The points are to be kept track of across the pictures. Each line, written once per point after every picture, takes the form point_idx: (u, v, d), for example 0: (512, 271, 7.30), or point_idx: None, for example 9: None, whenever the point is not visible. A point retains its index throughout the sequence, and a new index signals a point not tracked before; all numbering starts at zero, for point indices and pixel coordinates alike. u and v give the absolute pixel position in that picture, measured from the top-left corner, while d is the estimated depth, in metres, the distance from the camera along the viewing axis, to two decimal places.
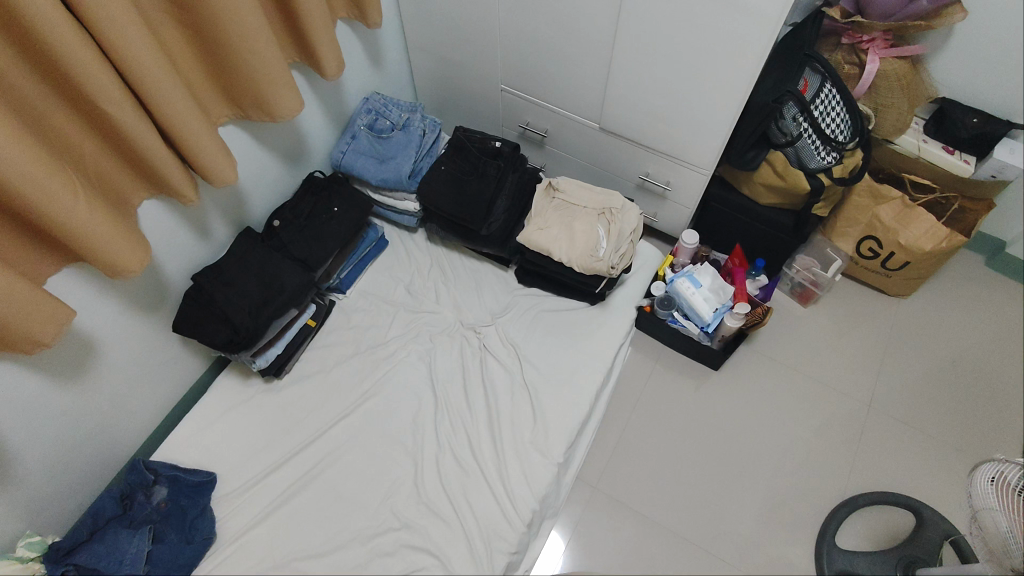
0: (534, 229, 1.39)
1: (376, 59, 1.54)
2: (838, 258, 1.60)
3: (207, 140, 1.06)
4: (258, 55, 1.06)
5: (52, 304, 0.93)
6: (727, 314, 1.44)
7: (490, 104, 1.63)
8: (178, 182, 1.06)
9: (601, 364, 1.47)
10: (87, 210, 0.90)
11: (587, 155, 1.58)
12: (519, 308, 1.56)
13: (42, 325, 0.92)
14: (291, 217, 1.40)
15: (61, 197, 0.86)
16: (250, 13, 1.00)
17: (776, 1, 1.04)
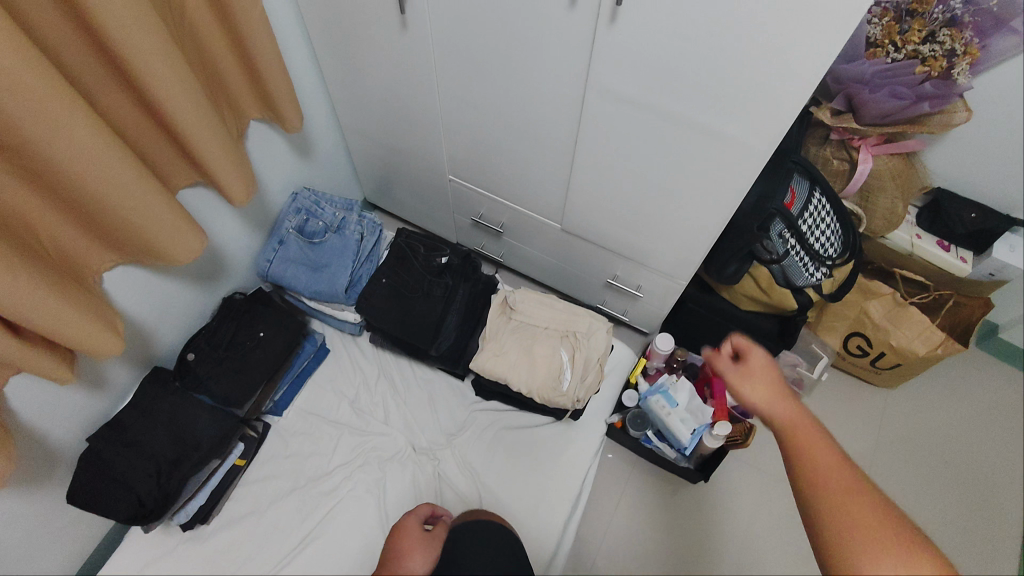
0: (489, 355, 1.22)
1: (304, 151, 1.34)
2: (823, 356, 1.47)
3: (77, 319, 0.86)
4: (134, 204, 0.88)
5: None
6: (705, 436, 1.30)
7: (440, 192, 1.44)
8: (46, 369, 0.86)
9: (568, 493, 1.33)
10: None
11: (549, 252, 1.41)
12: (477, 426, 1.40)
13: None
14: (207, 349, 1.21)
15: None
16: (111, 164, 0.82)
17: (764, 137, 0.88)
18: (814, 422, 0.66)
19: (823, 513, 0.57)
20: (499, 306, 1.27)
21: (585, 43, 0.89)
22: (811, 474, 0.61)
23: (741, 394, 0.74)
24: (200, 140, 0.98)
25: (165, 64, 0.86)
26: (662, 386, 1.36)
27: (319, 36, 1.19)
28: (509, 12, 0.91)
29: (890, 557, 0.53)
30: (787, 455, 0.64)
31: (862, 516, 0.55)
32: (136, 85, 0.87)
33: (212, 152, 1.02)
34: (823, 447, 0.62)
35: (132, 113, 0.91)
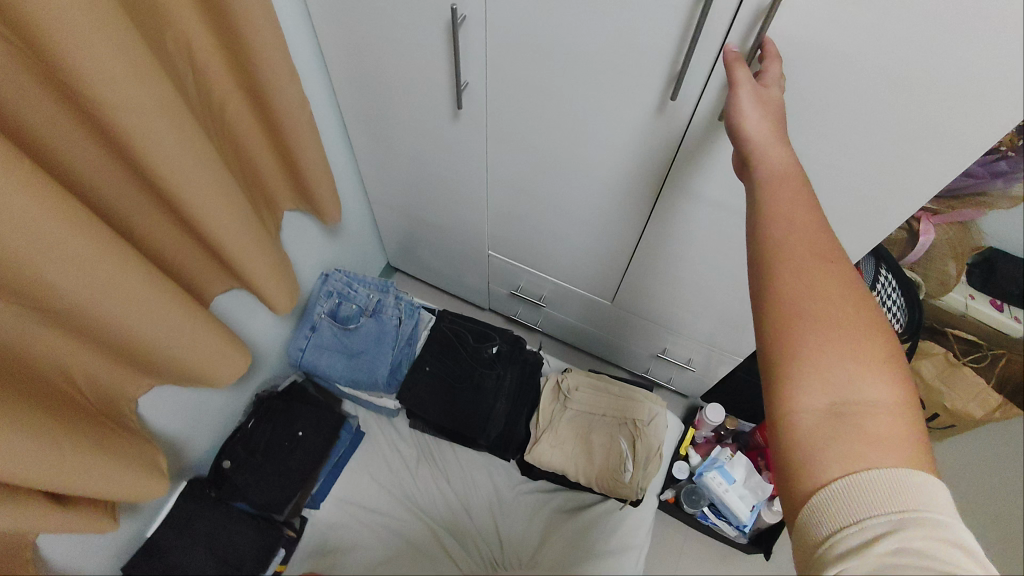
0: (545, 445, 1.15)
1: (332, 231, 1.26)
2: None
3: (121, 473, 0.80)
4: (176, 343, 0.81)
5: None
6: (765, 513, 1.25)
7: (474, 264, 1.38)
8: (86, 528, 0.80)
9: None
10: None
11: (593, 323, 1.36)
12: (526, 509, 1.34)
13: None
14: (243, 455, 1.13)
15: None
16: (154, 313, 0.75)
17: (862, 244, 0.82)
18: (798, 168, 0.55)
19: (785, 336, 0.47)
20: (554, 390, 1.23)
21: (667, 150, 0.83)
22: (781, 242, 0.51)
23: (740, 115, 0.59)
24: (248, 262, 0.90)
25: (219, 198, 0.78)
26: (717, 460, 1.31)
27: (354, 119, 1.10)
28: (579, 115, 0.84)
29: (853, 362, 0.45)
30: (761, 228, 0.52)
31: (842, 313, 0.47)
32: (187, 221, 0.79)
33: (259, 271, 0.94)
34: (811, 237, 0.50)
35: (184, 245, 0.84)
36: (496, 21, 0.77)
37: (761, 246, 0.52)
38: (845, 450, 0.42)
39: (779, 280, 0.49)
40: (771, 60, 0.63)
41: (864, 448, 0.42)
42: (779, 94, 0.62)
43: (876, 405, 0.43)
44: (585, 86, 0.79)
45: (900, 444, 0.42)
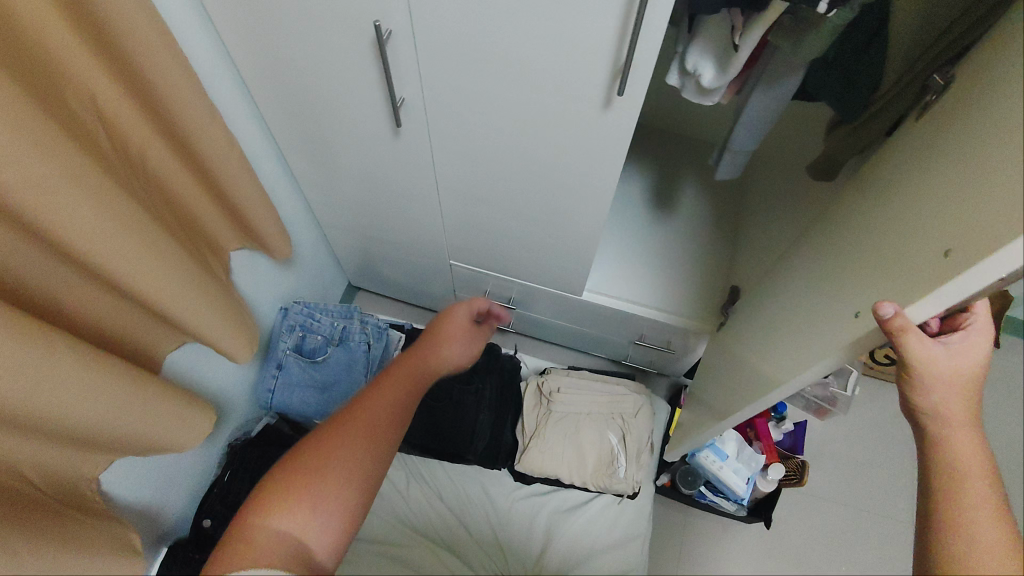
0: (535, 452, 1.13)
1: (285, 263, 1.20)
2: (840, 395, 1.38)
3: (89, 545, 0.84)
4: (138, 421, 0.78)
5: (460, 327, 0.77)
6: (760, 482, 1.25)
7: (438, 274, 1.33)
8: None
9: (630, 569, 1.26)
10: (398, 420, 0.67)
11: (567, 317, 1.33)
12: (527, 515, 1.31)
13: (447, 354, 0.75)
14: (224, 509, 1.07)
15: (343, 442, 0.63)
16: (109, 397, 0.71)
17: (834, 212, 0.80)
18: (980, 437, 0.55)
19: (957, 543, 0.50)
20: (534, 394, 1.21)
21: (622, 145, 0.80)
22: (956, 458, 0.54)
23: (914, 394, 0.57)
24: (196, 320, 0.85)
25: (154, 266, 0.73)
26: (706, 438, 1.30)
27: (291, 147, 1.05)
28: (528, 118, 0.80)
29: None
30: (935, 477, 0.54)
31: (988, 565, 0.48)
32: (123, 289, 0.73)
33: (211, 326, 0.88)
34: (981, 459, 0.54)
35: (128, 313, 0.78)
36: (427, 35, 0.72)
37: (936, 462, 0.55)
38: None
39: (961, 498, 0.52)
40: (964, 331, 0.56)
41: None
42: (971, 370, 0.55)
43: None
44: (529, 89, 0.75)
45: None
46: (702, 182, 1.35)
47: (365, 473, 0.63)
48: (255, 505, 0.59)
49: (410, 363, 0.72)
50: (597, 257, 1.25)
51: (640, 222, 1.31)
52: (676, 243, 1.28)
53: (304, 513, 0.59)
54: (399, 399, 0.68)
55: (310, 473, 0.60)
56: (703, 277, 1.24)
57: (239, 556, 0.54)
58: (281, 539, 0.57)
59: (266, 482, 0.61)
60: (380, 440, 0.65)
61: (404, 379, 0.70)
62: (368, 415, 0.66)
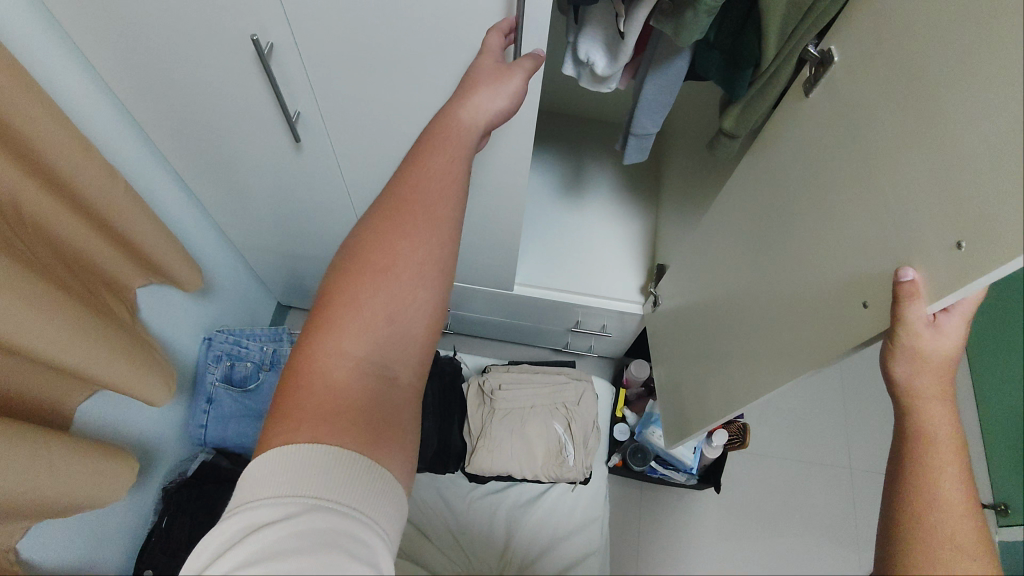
0: (484, 452, 1.12)
1: (201, 291, 1.15)
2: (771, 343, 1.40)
3: None
4: (45, 487, 0.72)
5: (493, 63, 0.59)
6: (705, 450, 1.28)
7: None
8: None
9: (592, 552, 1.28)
10: (455, 187, 0.50)
11: (502, 313, 1.33)
12: (484, 514, 1.31)
13: (480, 104, 0.55)
14: (164, 558, 1.03)
15: (395, 231, 0.47)
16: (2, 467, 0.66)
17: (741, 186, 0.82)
18: (956, 422, 0.53)
19: (920, 507, 0.50)
20: (477, 394, 1.20)
21: (525, 139, 0.79)
22: (929, 427, 0.53)
23: (891, 365, 0.55)
24: (101, 368, 0.80)
25: (42, 319, 0.68)
26: (650, 414, 1.32)
27: (189, 172, 1.00)
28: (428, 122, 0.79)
29: None
30: (907, 454, 0.53)
31: (947, 555, 0.48)
32: (10, 346, 0.68)
33: (118, 372, 0.83)
34: (956, 430, 0.52)
35: (21, 369, 0.73)
36: (310, 47, 0.70)
37: (912, 439, 0.53)
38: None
39: (929, 466, 0.51)
40: (948, 313, 0.53)
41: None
42: (954, 349, 0.53)
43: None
44: (425, 92, 0.74)
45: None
46: (620, 164, 1.36)
47: (442, 287, 0.47)
48: (316, 330, 0.44)
49: (441, 140, 0.52)
50: (524, 250, 1.26)
51: (564, 209, 1.31)
52: (600, 227, 1.30)
53: (357, 328, 0.44)
54: (455, 171, 0.51)
55: (364, 278, 0.46)
56: (629, 258, 1.26)
57: (321, 389, 0.42)
58: (350, 358, 0.43)
59: (320, 315, 0.45)
60: (442, 225, 0.48)
61: (456, 152, 0.52)
62: (424, 184, 0.49)
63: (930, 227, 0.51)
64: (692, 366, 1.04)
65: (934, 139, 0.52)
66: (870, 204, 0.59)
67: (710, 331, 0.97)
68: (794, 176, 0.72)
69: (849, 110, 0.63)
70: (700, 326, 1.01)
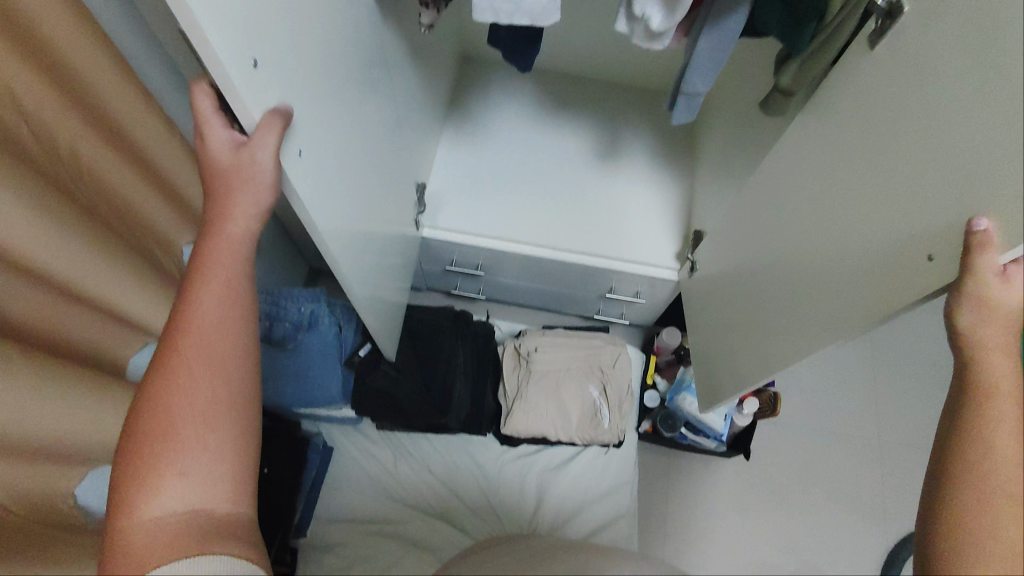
0: (521, 413, 1.14)
1: None
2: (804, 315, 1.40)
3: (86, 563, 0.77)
4: (105, 429, 0.75)
5: (229, 141, 0.54)
6: (735, 417, 1.29)
7: None
8: None
9: (621, 514, 1.30)
10: (235, 312, 0.53)
11: (533, 278, 1.34)
12: (515, 476, 1.33)
13: (245, 202, 0.55)
14: None
15: (182, 374, 0.49)
16: (67, 409, 0.69)
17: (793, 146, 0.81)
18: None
19: (978, 447, 0.51)
20: (512, 359, 1.22)
21: None
22: (994, 379, 0.53)
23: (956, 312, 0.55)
24: (152, 317, 0.82)
25: (97, 266, 0.70)
26: (681, 381, 1.33)
27: None
28: None
29: (1010, 529, 0.47)
30: (969, 398, 0.54)
31: (1000, 491, 0.49)
32: (72, 291, 0.70)
33: (166, 321, 0.86)
34: (1020, 384, 0.52)
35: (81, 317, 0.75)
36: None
37: (975, 381, 0.54)
38: (985, 533, 0.48)
39: (990, 414, 0.52)
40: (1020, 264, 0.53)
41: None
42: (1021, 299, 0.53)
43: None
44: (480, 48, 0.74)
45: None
46: (654, 133, 1.35)
47: (239, 417, 0.51)
48: (123, 498, 0.46)
49: (210, 263, 0.54)
50: (558, 215, 1.25)
51: (597, 176, 1.31)
52: (634, 194, 1.29)
53: (170, 479, 0.46)
54: (233, 287, 0.54)
55: (158, 439, 0.47)
56: (662, 226, 1.26)
57: (141, 547, 0.44)
58: (166, 514, 0.45)
59: (122, 475, 0.46)
60: (232, 359, 0.52)
61: (233, 273, 0.54)
62: (199, 319, 0.52)
63: (1003, 175, 0.51)
64: (727, 329, 1.04)
65: (1007, 86, 0.51)
66: (934, 157, 0.58)
67: (747, 296, 0.97)
68: (851, 134, 0.71)
69: (918, 63, 0.62)
70: (738, 292, 1.01)
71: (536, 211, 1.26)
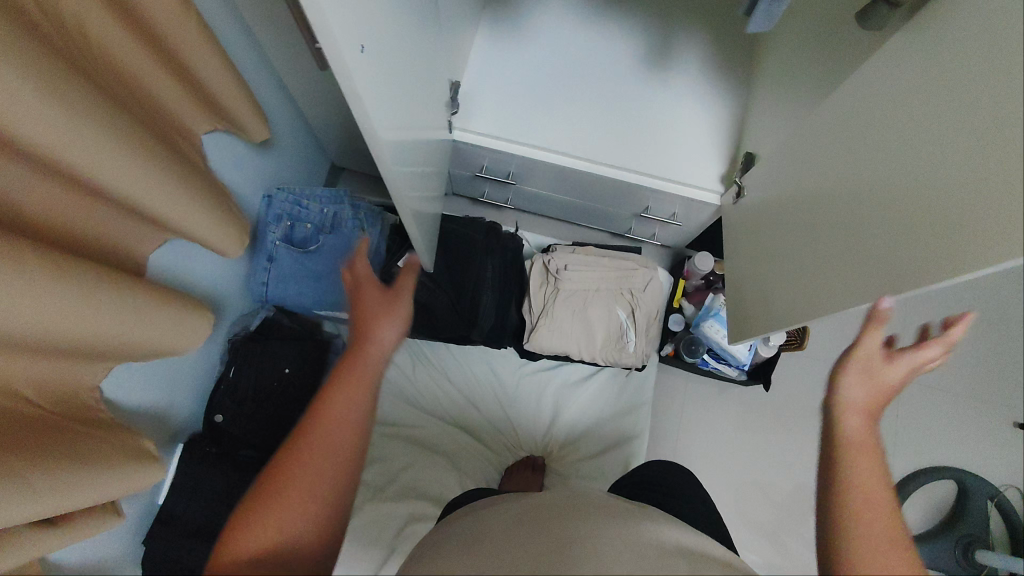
0: (543, 332, 1.12)
1: (262, 146, 1.10)
2: None
3: (129, 462, 0.77)
4: (132, 327, 0.73)
5: (379, 288, 0.72)
6: (761, 348, 1.27)
7: None
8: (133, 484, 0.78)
9: (633, 434, 1.30)
10: (356, 419, 0.60)
11: (565, 191, 1.27)
12: (533, 390, 1.34)
13: (382, 337, 0.68)
14: (234, 406, 1.07)
15: (304, 451, 0.57)
16: (97, 309, 0.66)
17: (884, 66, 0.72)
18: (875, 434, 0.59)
19: (841, 484, 0.54)
20: (540, 271, 1.17)
21: None
22: (853, 433, 0.58)
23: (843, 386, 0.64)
24: (176, 214, 0.77)
25: (115, 156, 0.63)
26: (710, 307, 1.30)
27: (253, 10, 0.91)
28: None
29: (890, 554, 0.48)
30: (832, 459, 0.57)
31: (871, 515, 0.51)
32: (81, 181, 0.64)
33: (190, 215, 0.80)
34: (873, 438, 0.58)
35: (94, 206, 0.69)
36: None
37: (838, 437, 0.59)
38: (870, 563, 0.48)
39: (853, 459, 0.55)
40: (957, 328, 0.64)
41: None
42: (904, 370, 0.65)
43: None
44: None
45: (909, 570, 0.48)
46: (711, 40, 1.23)
47: (337, 500, 0.56)
48: (233, 528, 0.53)
49: (350, 381, 0.62)
50: (599, 124, 1.17)
51: (645, 83, 1.20)
52: (682, 105, 1.18)
53: (282, 522, 0.53)
54: (363, 397, 0.62)
55: (278, 482, 0.55)
56: (709, 143, 1.16)
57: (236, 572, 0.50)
58: (264, 546, 0.52)
59: (245, 506, 0.54)
60: (341, 435, 0.59)
61: (354, 385, 0.62)
62: (329, 413, 0.59)
63: None
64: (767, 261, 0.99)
65: None
66: None
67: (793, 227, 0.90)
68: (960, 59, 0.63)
69: None
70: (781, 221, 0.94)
71: (575, 117, 1.17)
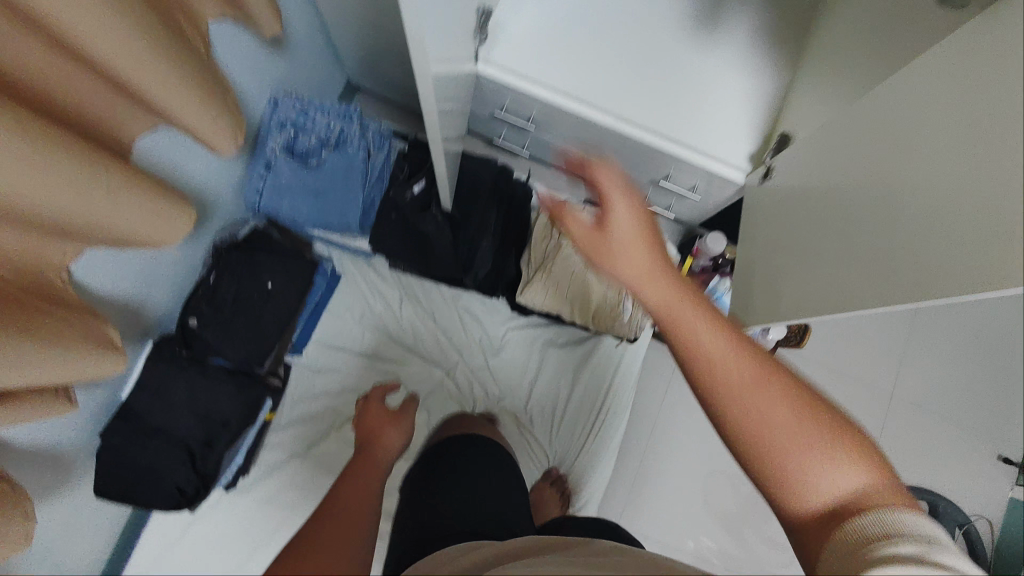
0: (540, 286, 1.08)
1: (274, 46, 1.03)
2: None
3: (87, 348, 0.74)
4: (105, 209, 0.68)
5: (379, 408, 1.12)
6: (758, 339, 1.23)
7: None
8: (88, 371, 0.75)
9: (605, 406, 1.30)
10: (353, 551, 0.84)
11: (586, 144, 1.21)
12: (519, 345, 1.31)
13: (387, 443, 1.06)
14: (211, 313, 1.04)
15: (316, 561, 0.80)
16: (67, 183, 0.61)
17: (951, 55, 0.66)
18: (677, 291, 0.67)
19: (687, 346, 0.61)
20: (546, 223, 1.11)
21: None
22: (684, 343, 0.61)
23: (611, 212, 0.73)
24: (169, 97, 0.72)
25: (104, 19, 0.57)
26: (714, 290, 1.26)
27: None
28: None
29: (783, 409, 0.54)
30: (682, 352, 0.61)
31: (746, 368, 0.57)
32: (60, 39, 0.58)
33: (185, 104, 0.75)
34: (680, 302, 0.65)
35: (75, 73, 0.64)
36: None
37: (691, 370, 0.60)
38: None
39: (701, 372, 0.59)
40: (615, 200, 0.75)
41: (795, 424, 0.54)
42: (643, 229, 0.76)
43: (824, 476, 0.52)
44: None
45: (800, 416, 0.54)
46: None
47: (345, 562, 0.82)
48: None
49: (370, 447, 1.04)
50: (633, 78, 1.10)
51: (691, 40, 1.11)
52: (725, 68, 1.09)
53: None
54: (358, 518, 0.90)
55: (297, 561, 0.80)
56: (746, 116, 1.09)
57: None
58: None
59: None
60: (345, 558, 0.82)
61: (354, 517, 0.89)
62: (350, 475, 0.98)
63: None
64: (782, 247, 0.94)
65: None
66: None
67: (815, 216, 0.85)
68: None
69: None
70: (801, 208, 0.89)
71: (610, 65, 1.09)
